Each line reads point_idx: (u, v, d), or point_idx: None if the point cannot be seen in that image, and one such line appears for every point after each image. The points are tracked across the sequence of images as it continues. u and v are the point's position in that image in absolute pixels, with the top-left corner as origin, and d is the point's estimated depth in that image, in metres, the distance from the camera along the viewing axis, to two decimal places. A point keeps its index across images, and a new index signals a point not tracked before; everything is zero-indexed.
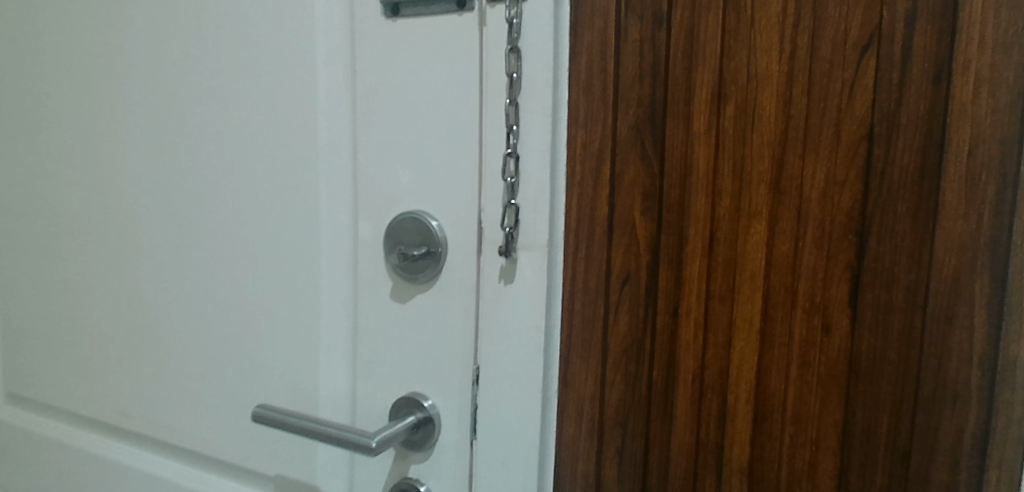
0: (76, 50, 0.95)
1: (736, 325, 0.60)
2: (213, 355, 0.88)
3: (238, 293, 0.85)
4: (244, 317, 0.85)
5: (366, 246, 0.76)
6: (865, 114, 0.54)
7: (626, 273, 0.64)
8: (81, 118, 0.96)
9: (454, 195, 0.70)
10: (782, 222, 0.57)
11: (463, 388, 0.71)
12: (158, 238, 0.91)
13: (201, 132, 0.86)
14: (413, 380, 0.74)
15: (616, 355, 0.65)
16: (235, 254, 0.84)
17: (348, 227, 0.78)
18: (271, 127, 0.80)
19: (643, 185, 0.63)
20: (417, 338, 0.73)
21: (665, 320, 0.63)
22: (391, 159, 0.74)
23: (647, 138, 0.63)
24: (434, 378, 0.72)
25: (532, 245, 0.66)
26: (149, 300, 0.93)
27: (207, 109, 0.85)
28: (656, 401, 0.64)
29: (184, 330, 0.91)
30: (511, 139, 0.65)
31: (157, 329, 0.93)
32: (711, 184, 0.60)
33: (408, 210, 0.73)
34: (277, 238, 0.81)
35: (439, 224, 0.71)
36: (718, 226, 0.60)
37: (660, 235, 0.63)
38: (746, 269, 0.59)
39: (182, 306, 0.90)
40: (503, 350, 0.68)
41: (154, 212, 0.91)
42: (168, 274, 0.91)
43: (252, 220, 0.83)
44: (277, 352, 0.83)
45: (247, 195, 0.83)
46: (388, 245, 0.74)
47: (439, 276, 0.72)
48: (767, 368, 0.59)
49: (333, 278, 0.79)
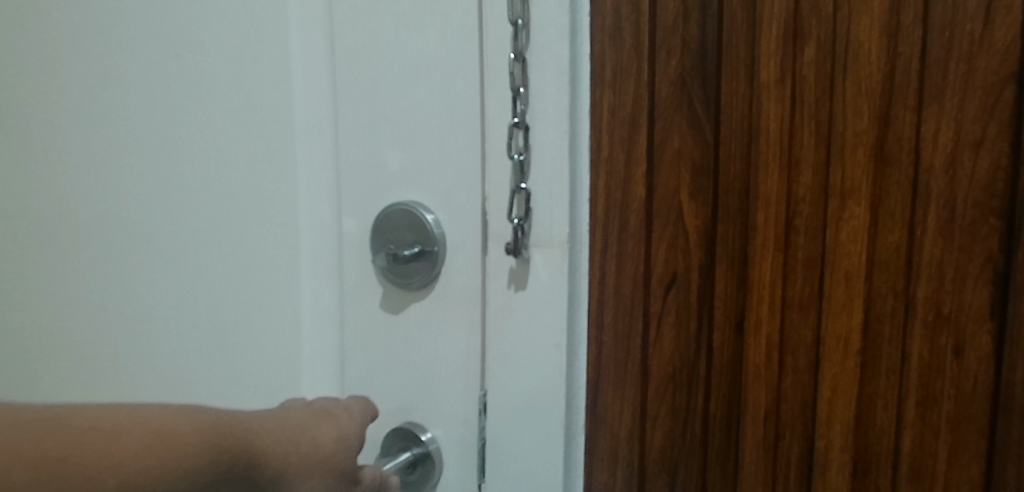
0: (23, 21, 0.79)
1: (825, 343, 0.44)
2: (178, 378, 0.73)
3: (211, 304, 0.69)
4: (216, 333, 0.69)
5: (349, 246, 0.61)
6: (1011, 46, 0.38)
7: (671, 276, 0.49)
8: (25, 91, 0.79)
9: (454, 181, 0.55)
10: (887, 204, 0.42)
11: (470, 419, 0.57)
12: (119, 241, 0.74)
13: (165, 111, 0.69)
14: (408, 409, 0.59)
15: (660, 383, 0.50)
16: (203, 258, 0.69)
17: (327, 224, 0.63)
18: (235, 104, 0.65)
19: (691, 159, 0.47)
20: (411, 358, 0.59)
21: (727, 337, 0.48)
22: (376, 137, 0.58)
23: (694, 94, 0.47)
24: (433, 406, 0.58)
25: (547, 241, 0.52)
26: (108, 315, 0.76)
27: (174, 81, 0.68)
28: (715, 442, 0.49)
29: (149, 349, 0.74)
30: (517, 106, 0.51)
31: (116, 348, 0.77)
32: (785, 155, 0.45)
33: (398, 200, 0.57)
34: (247, 239, 0.66)
35: (434, 217, 0.56)
36: (797, 211, 0.45)
37: (717, 226, 0.47)
38: (841, 268, 0.43)
39: (138, 319, 0.74)
40: (516, 374, 0.54)
41: (116, 210, 0.74)
42: (123, 281, 0.75)
43: (221, 216, 0.67)
44: (250, 375, 0.68)
45: (217, 187, 0.67)
46: (375, 244, 0.59)
47: (437, 282, 0.57)
48: (871, 403, 0.43)
49: (315, 288, 0.64)
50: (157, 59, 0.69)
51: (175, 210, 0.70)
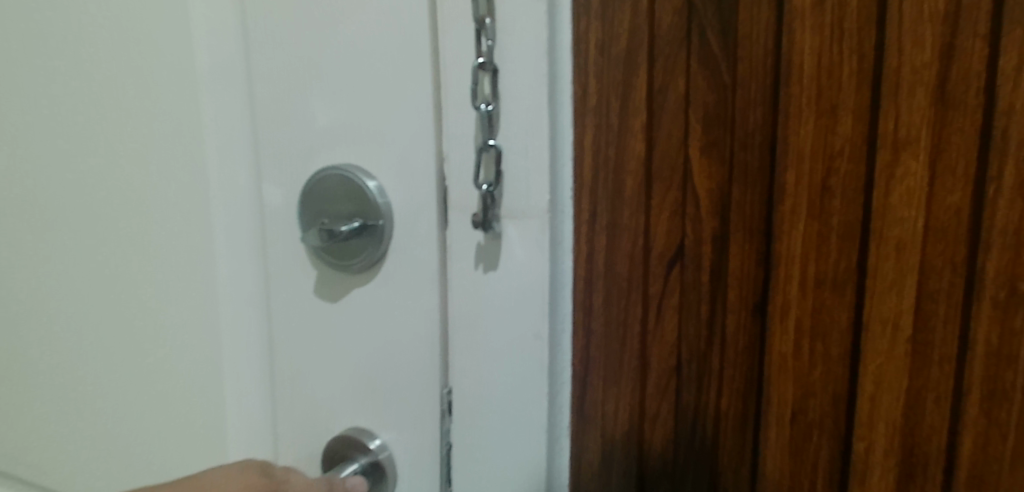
0: None
1: (869, 327, 0.37)
2: (113, 436, 0.59)
3: (138, 355, 0.56)
4: (149, 382, 0.56)
5: (274, 221, 0.50)
6: None
7: (677, 250, 0.41)
8: None
9: (400, 138, 0.45)
10: (949, 158, 0.34)
11: (427, 423, 0.47)
12: (20, 283, 0.61)
13: (59, 114, 0.56)
14: (353, 412, 0.50)
15: (663, 376, 0.42)
16: (125, 249, 0.55)
17: (246, 196, 0.51)
18: (133, 70, 0.52)
19: (705, 107, 0.39)
20: (355, 352, 0.49)
21: (744, 321, 0.40)
22: (300, 84, 0.47)
23: (707, 26, 0.38)
24: (383, 411, 0.48)
25: (521, 211, 0.42)
26: (24, 372, 0.63)
27: (66, 78, 0.55)
28: (729, 444, 0.42)
29: (80, 424, 0.61)
30: (482, 41, 0.40)
31: (46, 428, 0.63)
32: (819, 99, 0.36)
33: (329, 164, 0.47)
34: (166, 215, 0.53)
35: (377, 184, 0.46)
36: (835, 168, 0.37)
37: (733, 187, 0.39)
38: (890, 238, 0.36)
39: (41, 311, 0.60)
40: (489, 370, 0.45)
41: (13, 238, 0.60)
42: (19, 263, 0.60)
43: (135, 177, 0.54)
44: (176, 376, 0.55)
45: (133, 150, 0.53)
46: (304, 220, 0.48)
47: (382, 264, 0.47)
48: (920, 397, 0.36)
49: (235, 274, 0.53)
50: (35, 37, 0.56)
51: (81, 238, 0.57)
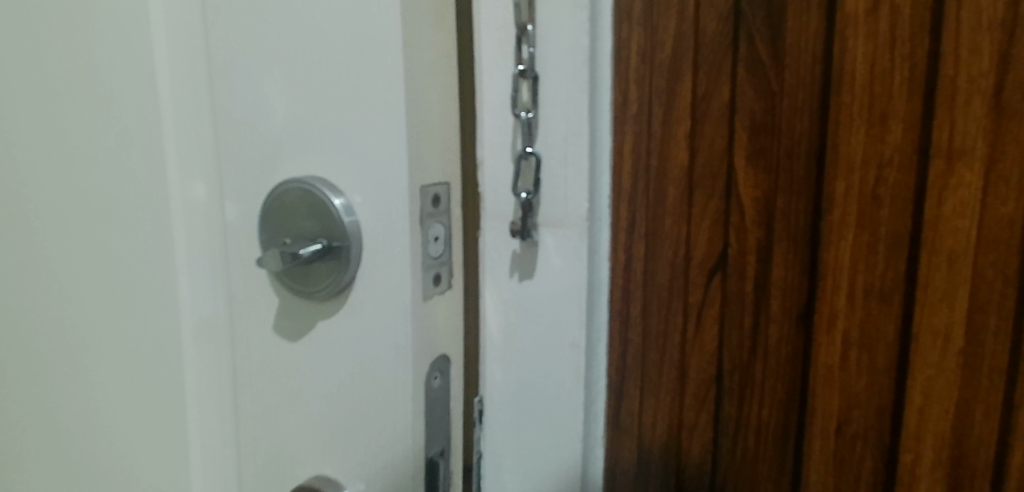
0: None
1: (919, 338, 0.36)
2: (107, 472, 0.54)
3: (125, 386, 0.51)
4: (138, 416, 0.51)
5: (236, 241, 0.45)
6: None
7: (717, 260, 0.41)
8: None
9: (378, 152, 0.39)
10: (1004, 167, 0.34)
11: (400, 477, 0.42)
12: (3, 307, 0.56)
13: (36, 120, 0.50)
14: (317, 460, 0.44)
15: (702, 386, 0.42)
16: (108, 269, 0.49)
17: (205, 208, 0.46)
18: (110, 69, 0.46)
19: (752, 114, 0.39)
20: (317, 393, 0.43)
21: (787, 333, 0.39)
22: (259, 88, 0.42)
23: (755, 32, 0.38)
24: (351, 461, 0.43)
25: (560, 219, 0.41)
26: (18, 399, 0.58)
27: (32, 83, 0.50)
28: (768, 456, 0.41)
29: (54, 454, 0.57)
30: (523, 48, 0.40)
31: (33, 461, 0.59)
32: (870, 106, 0.36)
33: (291, 177, 0.42)
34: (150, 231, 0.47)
35: (343, 200, 0.41)
36: (884, 177, 0.36)
37: (778, 197, 0.39)
38: (943, 248, 0.35)
39: (30, 335, 0.55)
40: (522, 382, 0.43)
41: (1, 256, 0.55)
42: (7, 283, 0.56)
43: (118, 189, 0.48)
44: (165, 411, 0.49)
45: (115, 159, 0.47)
46: (267, 240, 0.43)
47: (349, 293, 0.41)
48: (968, 409, 0.36)
49: (187, 301, 0.47)
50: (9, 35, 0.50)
51: (47, 257, 0.52)
